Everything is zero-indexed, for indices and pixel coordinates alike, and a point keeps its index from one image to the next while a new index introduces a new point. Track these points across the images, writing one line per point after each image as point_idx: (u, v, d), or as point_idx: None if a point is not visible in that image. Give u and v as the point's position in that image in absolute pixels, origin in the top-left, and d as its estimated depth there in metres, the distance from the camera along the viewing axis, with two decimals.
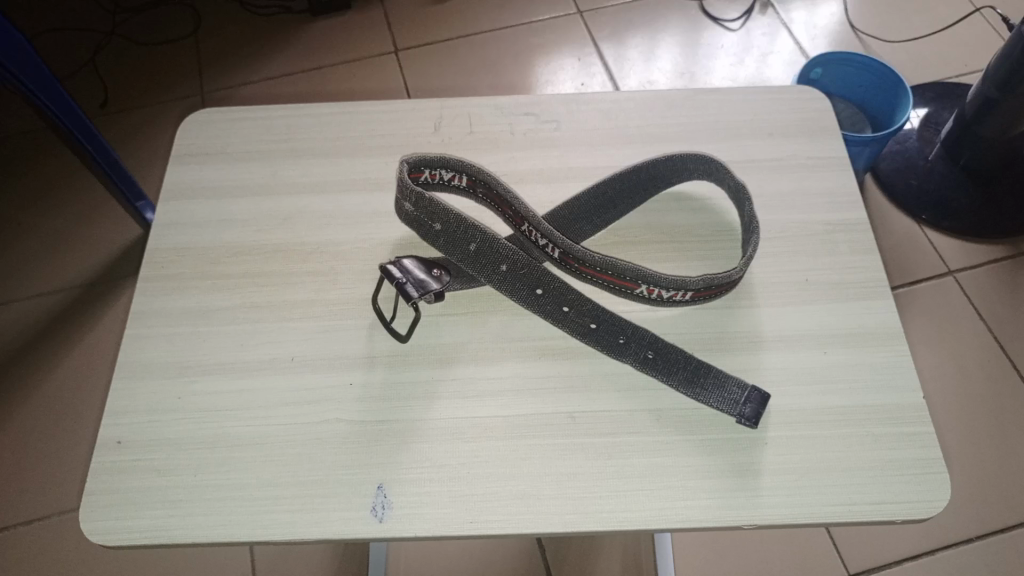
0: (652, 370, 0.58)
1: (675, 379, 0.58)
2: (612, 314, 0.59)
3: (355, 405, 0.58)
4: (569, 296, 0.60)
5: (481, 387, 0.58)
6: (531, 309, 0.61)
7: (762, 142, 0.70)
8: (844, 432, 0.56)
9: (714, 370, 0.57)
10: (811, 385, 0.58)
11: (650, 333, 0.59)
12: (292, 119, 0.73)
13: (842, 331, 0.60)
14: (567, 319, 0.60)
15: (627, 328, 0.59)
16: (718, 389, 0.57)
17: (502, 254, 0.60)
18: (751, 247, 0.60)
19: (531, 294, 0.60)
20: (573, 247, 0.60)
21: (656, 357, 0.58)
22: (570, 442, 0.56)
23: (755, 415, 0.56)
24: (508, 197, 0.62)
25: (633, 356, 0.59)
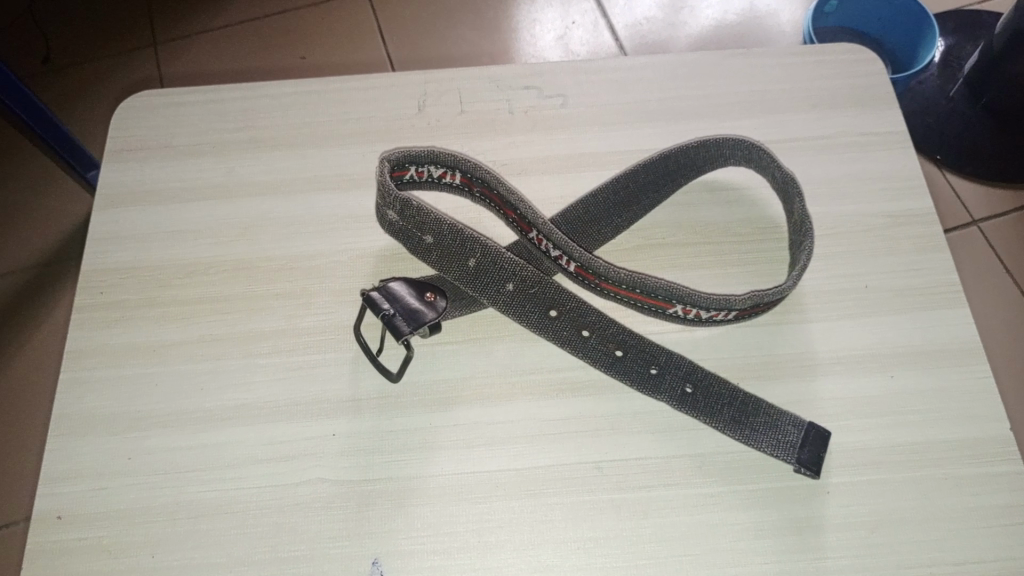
0: (690, 408, 0.49)
1: (716, 420, 0.49)
2: (640, 340, 0.51)
3: (340, 460, 0.49)
4: (590, 317, 0.51)
5: (490, 434, 0.49)
6: (544, 337, 0.51)
7: (806, 116, 0.59)
8: (919, 475, 0.48)
9: (764, 407, 0.49)
10: (876, 419, 0.49)
11: (687, 362, 0.50)
12: (248, 101, 0.61)
13: (910, 348, 0.51)
14: (588, 347, 0.51)
15: (660, 355, 0.50)
16: (770, 430, 0.48)
17: (507, 270, 0.51)
18: (803, 252, 0.51)
19: (543, 319, 0.51)
20: (592, 260, 0.50)
21: (696, 392, 0.49)
22: (597, 500, 0.47)
23: (814, 462, 0.47)
24: (513, 199, 0.52)
25: (669, 392, 0.50)
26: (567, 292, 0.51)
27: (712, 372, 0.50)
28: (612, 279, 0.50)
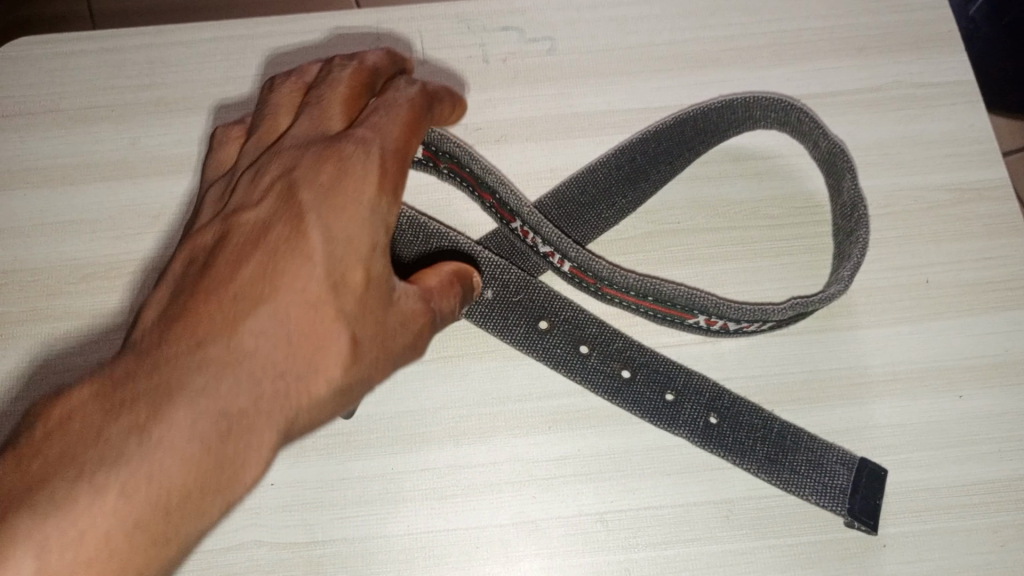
0: (714, 445, 0.40)
1: (747, 462, 0.40)
2: (652, 358, 0.42)
3: (280, 517, 0.39)
4: (589, 330, 0.43)
5: (468, 480, 0.39)
6: (533, 356, 0.42)
7: (850, 62, 0.48)
8: (994, 522, 0.39)
9: (806, 440, 0.40)
10: (941, 451, 0.40)
11: (709, 384, 0.41)
12: (156, 49, 0.49)
13: (983, 359, 0.41)
14: (588, 367, 0.42)
15: (677, 376, 0.41)
16: (814, 470, 0.40)
17: (484, 272, 0.44)
18: (855, 246, 0.41)
19: (531, 334, 0.42)
20: (591, 260, 0.40)
21: (723, 422, 0.41)
22: (598, 562, 0.38)
23: (869, 510, 0.39)
24: (490, 182, 0.41)
25: (688, 425, 0.41)
26: (560, 300, 0.44)
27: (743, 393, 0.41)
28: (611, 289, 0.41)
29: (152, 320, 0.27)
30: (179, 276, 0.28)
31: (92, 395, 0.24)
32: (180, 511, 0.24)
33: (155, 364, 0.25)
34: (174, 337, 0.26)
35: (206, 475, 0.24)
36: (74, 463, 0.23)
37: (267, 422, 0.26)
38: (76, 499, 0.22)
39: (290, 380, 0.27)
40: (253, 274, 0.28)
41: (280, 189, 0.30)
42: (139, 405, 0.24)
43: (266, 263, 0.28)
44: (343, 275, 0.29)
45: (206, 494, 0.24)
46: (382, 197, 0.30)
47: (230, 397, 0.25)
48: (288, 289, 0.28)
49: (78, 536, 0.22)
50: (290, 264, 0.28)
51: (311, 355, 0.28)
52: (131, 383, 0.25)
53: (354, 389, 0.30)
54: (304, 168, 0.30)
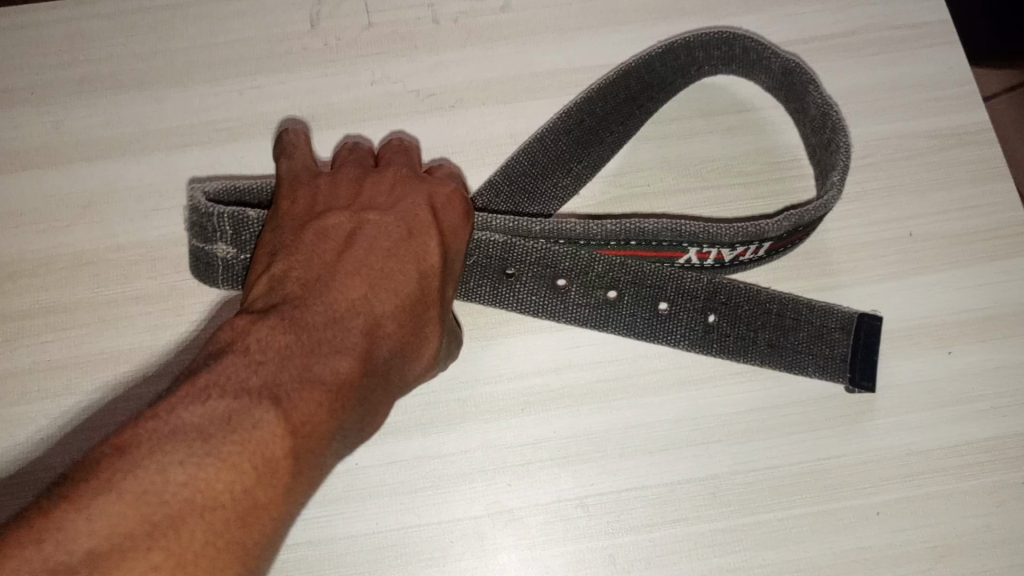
0: (715, 340, 0.39)
1: (750, 356, 0.39)
2: (636, 270, 0.40)
3: None
4: (563, 263, 0.39)
5: (438, 473, 0.37)
6: (513, 308, 0.39)
7: (821, 5, 0.45)
8: (991, 483, 0.37)
9: (803, 314, 0.39)
10: (934, 411, 0.38)
11: (700, 282, 0.39)
12: (75, 23, 0.45)
13: (973, 313, 0.40)
14: (572, 301, 0.39)
15: (666, 284, 0.39)
16: (824, 352, 0.39)
17: None
18: (838, 153, 0.39)
19: (501, 285, 0.39)
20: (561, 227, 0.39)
21: (721, 322, 0.39)
22: (582, 550, 0.36)
23: (873, 373, 0.38)
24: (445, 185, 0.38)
25: (688, 333, 0.39)
26: (516, 239, 0.39)
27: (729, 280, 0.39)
28: (568, 236, 0.39)
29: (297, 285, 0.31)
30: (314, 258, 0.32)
31: (273, 330, 0.28)
32: (336, 434, 0.27)
33: (323, 318, 0.30)
34: (328, 295, 0.31)
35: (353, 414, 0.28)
36: (269, 377, 0.26)
37: (387, 386, 0.31)
38: (263, 420, 0.25)
39: (408, 352, 0.32)
40: (384, 257, 0.33)
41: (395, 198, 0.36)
42: (311, 345, 0.28)
43: (395, 243, 0.33)
44: (450, 273, 0.35)
45: (349, 424, 0.28)
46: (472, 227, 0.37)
47: (375, 346, 0.30)
48: (417, 268, 0.33)
49: (256, 459, 0.24)
50: (416, 251, 0.33)
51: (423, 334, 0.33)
52: (303, 325, 0.29)
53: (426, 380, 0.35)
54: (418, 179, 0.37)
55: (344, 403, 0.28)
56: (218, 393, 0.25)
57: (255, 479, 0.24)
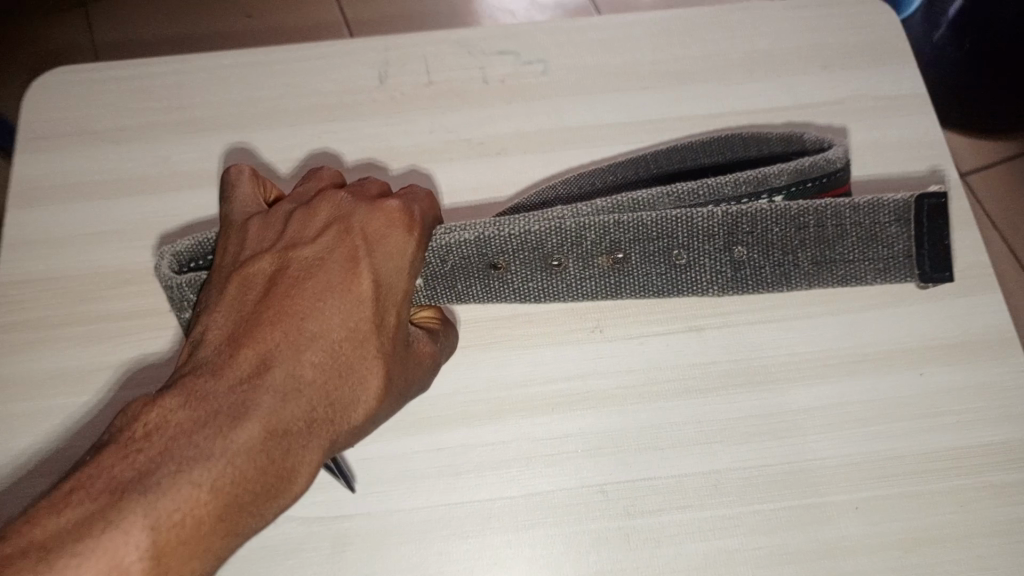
0: (751, 269, 0.42)
1: (796, 282, 0.42)
2: (636, 235, 0.42)
3: (306, 497, 0.43)
4: (556, 243, 0.42)
5: (478, 459, 0.43)
6: (528, 288, 0.43)
7: (814, 77, 0.53)
8: (958, 485, 0.43)
9: (848, 221, 0.41)
10: (908, 421, 0.44)
11: (711, 228, 0.41)
12: (180, 75, 0.53)
13: (943, 341, 0.46)
14: (582, 270, 0.43)
15: (676, 232, 0.41)
16: (854, 258, 0.42)
17: (442, 276, 0.42)
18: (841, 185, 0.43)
19: (490, 278, 0.43)
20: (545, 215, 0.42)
21: (743, 267, 0.42)
22: (600, 528, 0.42)
23: (933, 261, 0.41)
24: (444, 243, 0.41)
25: (713, 279, 0.42)
26: (495, 236, 0.41)
27: (760, 208, 0.41)
28: (555, 222, 0.42)
29: (210, 354, 0.33)
30: (230, 325, 0.35)
31: (168, 411, 0.31)
32: (242, 497, 0.30)
33: (236, 374, 0.32)
34: (250, 347, 0.33)
35: (269, 476, 0.31)
36: (178, 441, 0.30)
37: (312, 434, 0.33)
38: (131, 524, 0.27)
39: (338, 398, 0.34)
40: (313, 300, 0.35)
41: (329, 239, 0.38)
42: (207, 421, 0.30)
43: (314, 302, 0.35)
44: (384, 320, 0.36)
45: (246, 499, 0.30)
46: (416, 258, 0.39)
47: (285, 409, 0.32)
48: (333, 331, 0.35)
49: (109, 565, 0.26)
50: (344, 293, 0.36)
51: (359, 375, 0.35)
52: (215, 384, 0.32)
53: (378, 419, 0.36)
54: (354, 217, 0.39)
55: (255, 475, 0.30)
56: (87, 494, 0.28)
57: (156, 547, 0.27)
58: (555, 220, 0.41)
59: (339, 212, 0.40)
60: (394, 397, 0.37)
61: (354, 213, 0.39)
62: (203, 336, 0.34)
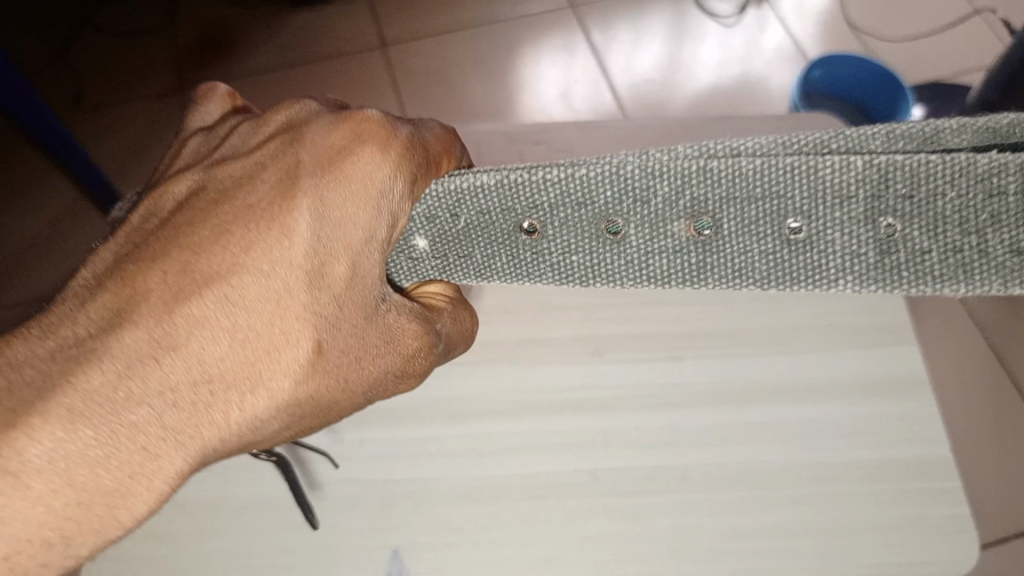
0: (908, 248, 0.35)
1: (983, 277, 0.35)
2: (732, 198, 0.36)
3: (365, 464, 0.56)
4: (624, 203, 0.38)
5: (498, 443, 0.56)
6: (581, 256, 0.40)
7: None
8: (873, 489, 0.54)
9: None
10: (840, 438, 0.56)
11: (847, 191, 0.35)
12: None
13: (871, 380, 0.58)
14: (656, 232, 0.38)
15: (796, 199, 0.36)
16: None
17: (475, 233, 0.40)
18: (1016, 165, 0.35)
19: (523, 239, 0.40)
20: (614, 169, 0.37)
21: (897, 245, 0.36)
22: (590, 502, 0.54)
23: None
24: (485, 196, 0.39)
25: (853, 264, 0.36)
26: (549, 193, 0.38)
27: (926, 157, 0.34)
28: (625, 178, 0.37)
29: (101, 273, 0.36)
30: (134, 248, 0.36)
31: (43, 341, 0.34)
32: (103, 451, 0.33)
33: (88, 330, 0.34)
34: (116, 292, 0.35)
35: (117, 471, 0.33)
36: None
37: (182, 407, 0.34)
38: None
39: (240, 367, 0.35)
40: (215, 250, 0.36)
41: (268, 170, 0.38)
42: (70, 365, 0.33)
43: (222, 247, 0.36)
44: (309, 275, 0.37)
45: (102, 448, 0.33)
46: (379, 200, 0.37)
47: (162, 364, 0.34)
48: (227, 285, 0.35)
49: None
50: (262, 232, 0.36)
51: (267, 344, 0.36)
52: (91, 318, 0.34)
53: (304, 379, 0.37)
54: (301, 147, 0.38)
55: (113, 448, 0.33)
56: None
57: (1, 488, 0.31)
58: (615, 168, 0.37)
59: (286, 142, 0.39)
60: (326, 363, 0.37)
61: (305, 140, 0.38)
62: (98, 256, 0.37)
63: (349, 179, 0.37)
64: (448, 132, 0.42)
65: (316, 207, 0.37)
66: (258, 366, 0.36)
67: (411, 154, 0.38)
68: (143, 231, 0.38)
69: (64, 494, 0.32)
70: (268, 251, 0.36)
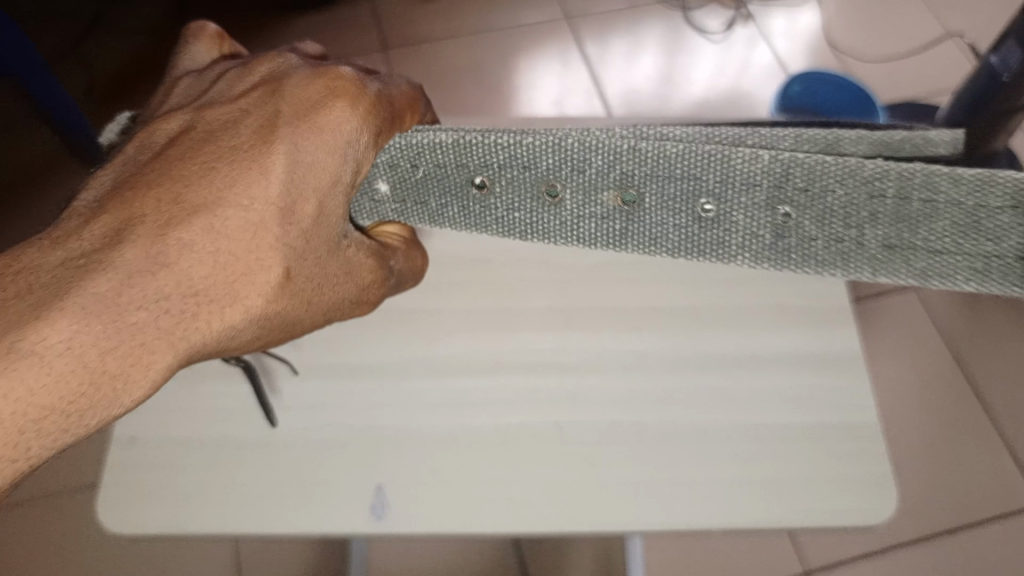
0: (799, 234, 0.43)
1: (857, 266, 0.43)
2: (648, 178, 0.43)
3: (354, 411, 0.62)
4: (561, 173, 0.44)
5: (474, 396, 0.62)
6: (523, 212, 0.47)
7: None
8: (806, 447, 0.60)
9: (942, 196, 0.40)
10: (780, 404, 0.62)
11: (743, 178, 0.42)
12: None
13: (813, 353, 0.64)
14: (581, 201, 0.45)
15: (708, 183, 0.43)
16: (919, 248, 0.42)
17: (430, 185, 0.48)
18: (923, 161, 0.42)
19: (473, 193, 0.47)
20: (553, 143, 0.43)
21: (793, 227, 0.43)
22: (553, 451, 0.60)
23: None
24: (436, 152, 0.46)
25: (746, 236, 0.44)
26: (495, 158, 0.45)
27: (823, 159, 0.40)
28: (561, 150, 0.44)
29: (102, 197, 0.43)
30: (133, 177, 0.43)
31: (50, 251, 0.40)
32: (105, 348, 0.39)
33: (92, 244, 0.41)
34: (117, 214, 0.41)
35: (120, 358, 0.39)
36: (8, 312, 0.38)
37: (185, 318, 0.41)
38: None
39: (224, 285, 0.43)
40: (205, 180, 0.43)
41: (251, 118, 0.46)
42: (74, 276, 0.39)
43: (215, 184, 0.43)
44: (285, 211, 0.45)
45: (107, 346, 0.39)
46: (346, 147, 0.45)
47: (159, 278, 0.41)
48: (213, 216, 0.42)
49: None
50: (245, 169, 0.44)
51: (244, 269, 0.44)
52: (91, 233, 0.41)
53: (277, 303, 0.46)
54: (282, 100, 0.46)
55: (104, 350, 0.39)
56: None
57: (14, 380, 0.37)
58: (557, 139, 0.43)
59: (268, 94, 0.47)
60: (293, 284, 0.46)
61: (285, 93, 0.46)
62: (95, 186, 0.44)
63: (322, 129, 0.45)
64: (411, 90, 0.51)
65: (292, 155, 0.44)
66: (236, 285, 0.43)
67: (376, 109, 0.46)
68: (139, 160, 0.45)
69: (72, 381, 0.38)
70: (251, 187, 0.43)
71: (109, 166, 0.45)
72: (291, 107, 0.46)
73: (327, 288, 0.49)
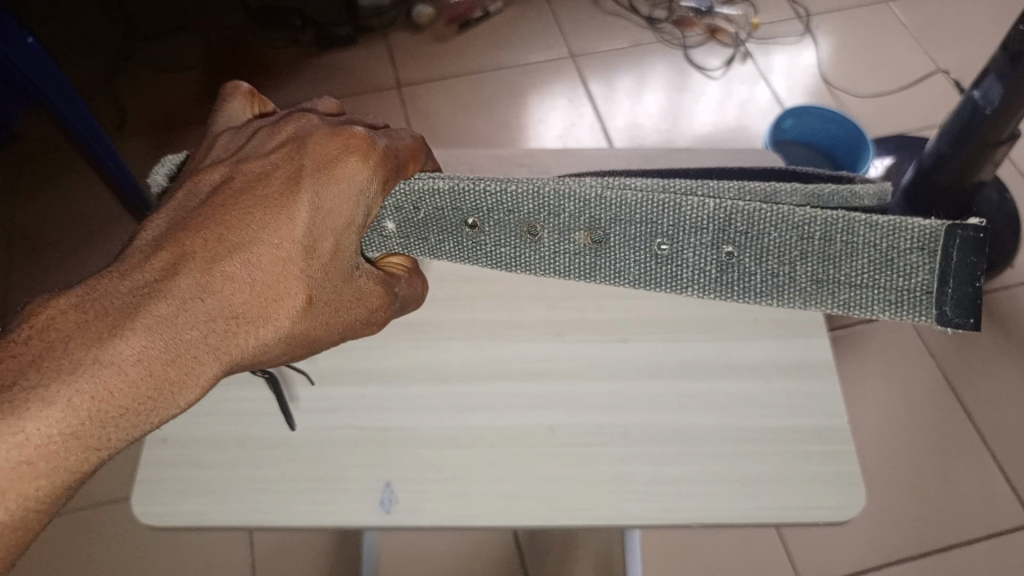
0: (741, 270, 0.51)
1: (790, 298, 0.51)
2: (615, 222, 0.52)
3: (365, 415, 0.68)
4: (541, 216, 0.52)
5: (475, 401, 0.68)
6: (506, 250, 0.55)
7: None
8: (780, 449, 0.66)
9: (860, 237, 0.48)
10: (756, 409, 0.68)
11: (692, 224, 0.50)
12: None
13: (785, 365, 0.70)
14: (558, 241, 0.53)
15: (663, 226, 0.51)
16: (844, 281, 0.49)
17: (428, 223, 0.56)
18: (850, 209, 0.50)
19: (465, 230, 0.55)
20: (534, 190, 0.52)
21: (731, 264, 0.51)
22: (547, 450, 0.66)
23: (954, 303, 0.47)
24: (433, 194, 0.54)
25: (697, 269, 0.52)
26: (483, 202, 0.53)
27: (758, 208, 0.49)
28: (540, 194, 0.52)
29: (153, 240, 0.49)
30: (179, 221, 0.50)
31: (111, 283, 0.46)
32: (159, 369, 0.45)
33: (151, 276, 0.46)
34: (169, 251, 0.48)
35: (176, 370, 0.46)
36: (86, 330, 0.44)
37: (220, 336, 0.47)
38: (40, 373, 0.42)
39: (255, 311, 0.49)
40: (240, 224, 0.49)
41: (280, 170, 0.52)
42: (133, 304, 0.45)
43: (250, 227, 0.49)
44: (308, 248, 0.51)
45: (161, 366, 0.45)
46: (359, 194, 0.52)
47: (202, 305, 0.47)
48: (249, 253, 0.49)
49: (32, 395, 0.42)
50: (275, 213, 0.50)
51: (274, 295, 0.50)
52: (145, 269, 0.47)
53: (301, 323, 0.52)
54: (305, 155, 0.52)
55: (156, 364, 0.45)
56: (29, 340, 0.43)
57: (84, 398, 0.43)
58: (538, 186, 0.51)
59: (295, 149, 0.53)
60: (315, 307, 0.52)
61: (308, 149, 0.52)
62: (145, 232, 0.49)
63: (340, 179, 0.51)
64: (415, 142, 0.57)
65: (314, 200, 0.51)
66: (268, 309, 0.50)
67: (386, 162, 0.53)
68: (185, 206, 0.51)
69: (140, 387, 0.44)
70: (279, 227, 0.50)
71: (159, 210, 0.51)
72: (314, 159, 0.52)
73: (348, 313, 0.55)
